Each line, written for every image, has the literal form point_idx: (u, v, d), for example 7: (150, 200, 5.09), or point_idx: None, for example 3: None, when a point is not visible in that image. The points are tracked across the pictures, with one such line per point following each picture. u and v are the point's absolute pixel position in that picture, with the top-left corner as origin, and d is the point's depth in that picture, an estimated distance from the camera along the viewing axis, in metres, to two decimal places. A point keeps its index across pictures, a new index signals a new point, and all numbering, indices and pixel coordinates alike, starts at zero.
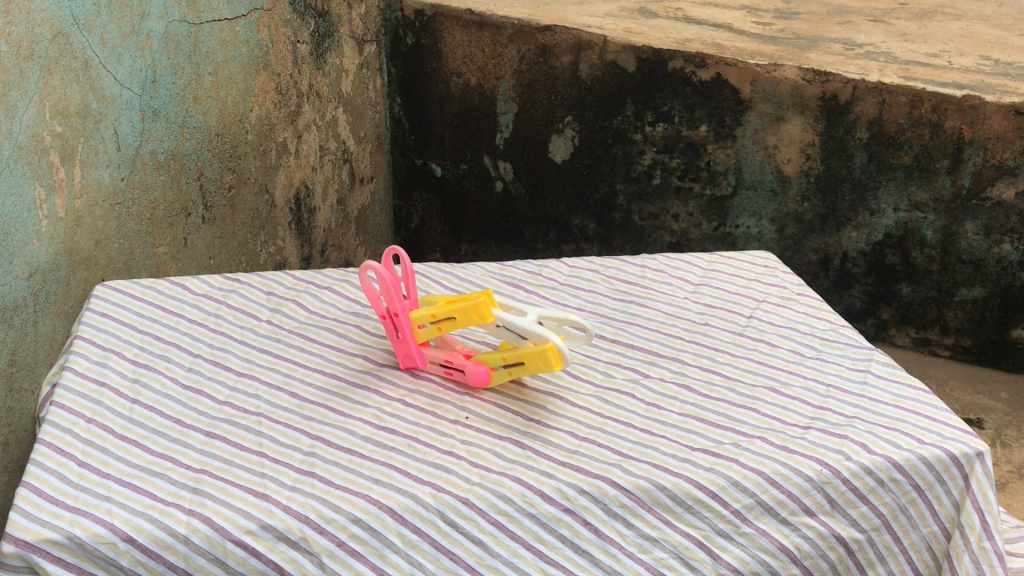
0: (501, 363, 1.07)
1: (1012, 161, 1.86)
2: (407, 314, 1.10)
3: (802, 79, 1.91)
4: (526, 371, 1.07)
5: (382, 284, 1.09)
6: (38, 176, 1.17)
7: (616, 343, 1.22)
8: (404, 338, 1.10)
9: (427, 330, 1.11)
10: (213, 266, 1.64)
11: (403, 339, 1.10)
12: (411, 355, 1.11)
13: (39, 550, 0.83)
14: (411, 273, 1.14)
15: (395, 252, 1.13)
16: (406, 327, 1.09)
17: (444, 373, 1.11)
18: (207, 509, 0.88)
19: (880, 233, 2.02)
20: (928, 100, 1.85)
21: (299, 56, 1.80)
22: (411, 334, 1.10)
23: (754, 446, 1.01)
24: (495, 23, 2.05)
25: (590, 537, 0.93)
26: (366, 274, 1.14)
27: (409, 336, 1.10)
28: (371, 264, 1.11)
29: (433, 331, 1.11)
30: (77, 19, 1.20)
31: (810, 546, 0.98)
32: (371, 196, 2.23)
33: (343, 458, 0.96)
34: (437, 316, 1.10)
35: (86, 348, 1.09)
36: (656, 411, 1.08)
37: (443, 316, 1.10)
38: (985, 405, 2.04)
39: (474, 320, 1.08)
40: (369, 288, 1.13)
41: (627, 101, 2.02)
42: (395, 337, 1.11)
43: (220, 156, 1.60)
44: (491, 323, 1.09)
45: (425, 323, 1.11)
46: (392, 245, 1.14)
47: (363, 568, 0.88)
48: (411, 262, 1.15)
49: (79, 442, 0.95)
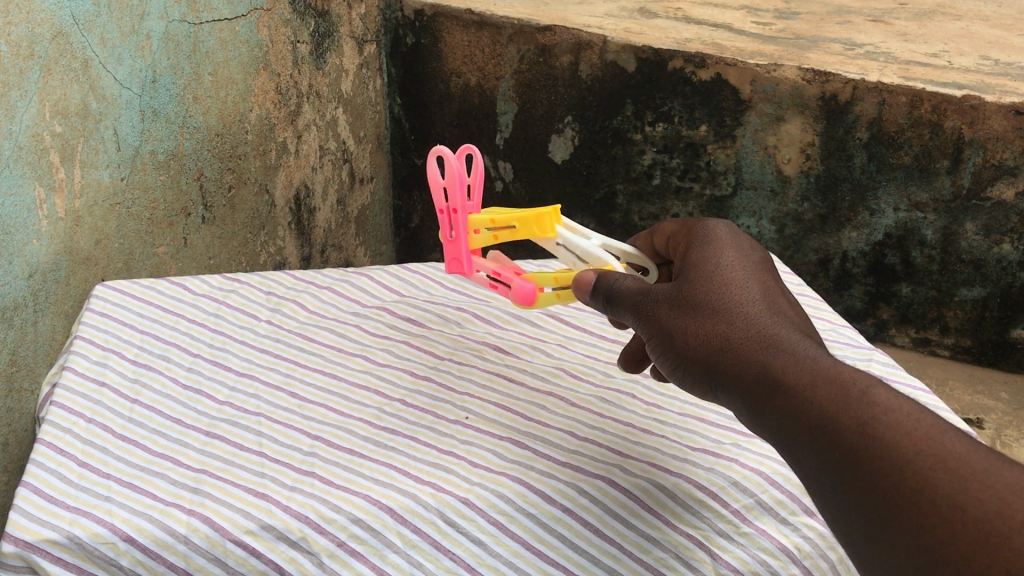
0: (551, 285, 1.04)
1: (1012, 161, 1.85)
2: (466, 216, 1.10)
3: (802, 79, 1.90)
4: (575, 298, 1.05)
5: (450, 178, 1.07)
6: (38, 176, 1.17)
7: (617, 343, 1.27)
8: (457, 239, 1.12)
9: (482, 237, 1.10)
10: (213, 266, 1.64)
11: (456, 240, 1.12)
12: (459, 261, 1.13)
13: (39, 550, 0.83)
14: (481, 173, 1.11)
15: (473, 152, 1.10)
16: (461, 228, 1.10)
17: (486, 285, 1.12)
18: (207, 509, 0.88)
19: (880, 233, 2.02)
20: (928, 100, 1.84)
21: (299, 56, 1.80)
22: (463, 237, 1.11)
23: (754, 446, 1.03)
24: (496, 22, 2.04)
25: (591, 538, 0.93)
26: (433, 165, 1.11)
27: (461, 239, 1.11)
28: (442, 153, 1.06)
29: (487, 239, 1.09)
30: (77, 19, 1.20)
31: (810, 546, 0.96)
32: (371, 196, 2.24)
33: (343, 458, 0.96)
34: (496, 223, 1.07)
35: (86, 348, 1.08)
36: (657, 411, 1.10)
37: (502, 224, 1.06)
38: (986, 405, 2.05)
39: (536, 232, 1.03)
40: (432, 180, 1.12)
41: (627, 101, 2.02)
42: (449, 236, 1.13)
43: (220, 156, 1.60)
44: (552, 238, 1.03)
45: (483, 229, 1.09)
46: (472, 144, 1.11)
47: (363, 568, 0.88)
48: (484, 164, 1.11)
49: (79, 442, 0.95)
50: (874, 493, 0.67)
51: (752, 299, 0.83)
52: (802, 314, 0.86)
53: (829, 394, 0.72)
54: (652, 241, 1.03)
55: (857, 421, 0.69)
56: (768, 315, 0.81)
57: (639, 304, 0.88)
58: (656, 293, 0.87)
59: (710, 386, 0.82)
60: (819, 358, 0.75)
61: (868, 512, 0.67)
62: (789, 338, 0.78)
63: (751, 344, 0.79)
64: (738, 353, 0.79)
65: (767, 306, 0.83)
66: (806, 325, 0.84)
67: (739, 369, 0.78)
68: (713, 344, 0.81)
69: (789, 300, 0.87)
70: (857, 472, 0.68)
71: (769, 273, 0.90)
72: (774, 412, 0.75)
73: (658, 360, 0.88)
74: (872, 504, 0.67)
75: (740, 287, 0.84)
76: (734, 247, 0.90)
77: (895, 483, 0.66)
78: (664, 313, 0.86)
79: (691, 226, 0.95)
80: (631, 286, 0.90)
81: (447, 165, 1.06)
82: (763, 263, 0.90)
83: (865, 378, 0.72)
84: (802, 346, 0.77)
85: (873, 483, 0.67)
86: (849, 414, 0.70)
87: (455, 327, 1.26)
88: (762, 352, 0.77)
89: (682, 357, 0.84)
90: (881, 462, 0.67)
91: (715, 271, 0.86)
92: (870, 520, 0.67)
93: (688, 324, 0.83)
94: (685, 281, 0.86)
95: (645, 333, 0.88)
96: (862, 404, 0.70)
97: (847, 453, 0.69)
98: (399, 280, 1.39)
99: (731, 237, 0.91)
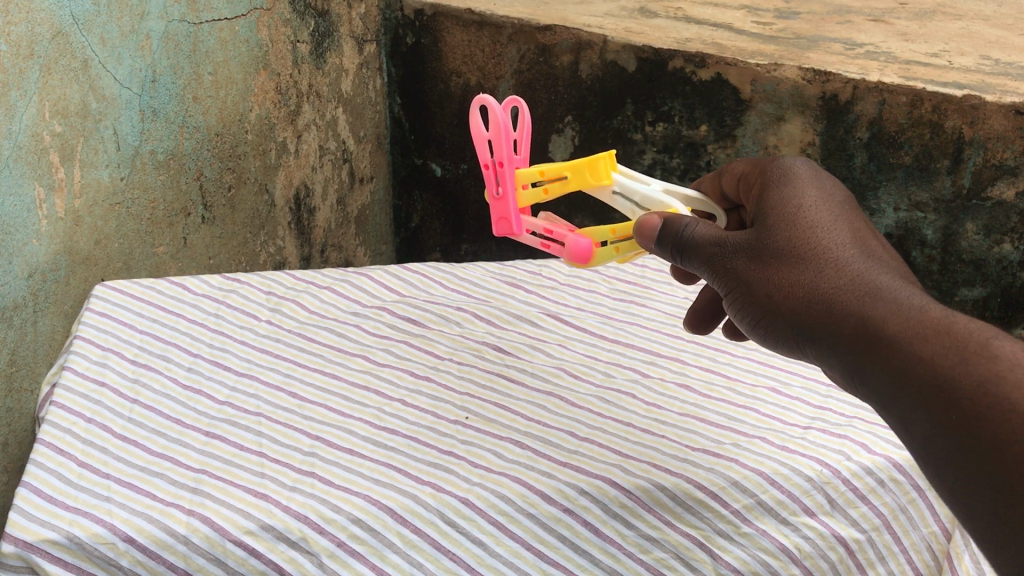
0: (609, 238, 1.07)
1: (1012, 161, 1.84)
2: (512, 170, 1.04)
3: (802, 79, 1.89)
4: (633, 249, 1.07)
5: (496, 129, 1.01)
6: (38, 176, 1.17)
7: (617, 343, 1.27)
8: (504, 196, 1.04)
9: (530, 193, 1.05)
10: (213, 266, 1.64)
11: (502, 198, 1.05)
12: (509, 221, 1.05)
13: (39, 550, 0.83)
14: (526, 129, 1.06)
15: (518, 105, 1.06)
16: (509, 184, 1.04)
17: (538, 244, 1.07)
18: (207, 509, 0.88)
19: (880, 233, 2.02)
20: (928, 100, 1.84)
21: (298, 56, 1.80)
22: (512, 193, 1.04)
23: (754, 446, 1.02)
24: (495, 22, 2.04)
25: (591, 537, 0.92)
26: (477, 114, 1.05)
27: (509, 196, 1.04)
28: (486, 101, 1.01)
29: (537, 195, 1.04)
30: (77, 19, 1.20)
31: (810, 546, 0.96)
32: (371, 195, 2.24)
33: (343, 458, 0.97)
34: (547, 174, 1.03)
35: (86, 347, 1.07)
36: (657, 411, 1.10)
37: (554, 175, 1.02)
38: None
39: (589, 179, 1.02)
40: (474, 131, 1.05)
41: (627, 101, 2.02)
42: (494, 195, 1.05)
43: (220, 156, 1.60)
44: (607, 186, 1.03)
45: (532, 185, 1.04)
46: (517, 97, 1.06)
47: (364, 568, 0.87)
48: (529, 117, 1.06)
49: (79, 442, 0.95)
50: (991, 452, 0.65)
51: (842, 247, 0.83)
52: (901, 267, 0.85)
53: (938, 340, 0.71)
54: (720, 182, 1.05)
55: (974, 376, 0.68)
56: (869, 267, 0.80)
57: (718, 253, 0.87)
58: (743, 244, 0.86)
59: (806, 340, 0.82)
60: (928, 310, 0.74)
61: (981, 471, 0.66)
62: (888, 286, 0.78)
63: (852, 296, 0.78)
64: (838, 307, 0.78)
65: (868, 259, 0.82)
66: (908, 279, 0.82)
67: (839, 323, 0.78)
68: (809, 298, 0.81)
69: (887, 252, 0.86)
70: (972, 428, 0.67)
71: (863, 224, 0.88)
72: (878, 366, 0.74)
73: (739, 310, 0.88)
74: (987, 465, 0.66)
75: (835, 239, 0.84)
76: (827, 198, 0.89)
77: (1016, 440, 0.64)
78: (753, 264, 0.85)
79: (767, 168, 0.95)
80: (703, 233, 0.88)
81: (493, 113, 1.01)
82: (857, 215, 0.89)
83: (982, 331, 0.71)
84: (909, 299, 0.76)
85: (990, 441, 0.66)
86: (965, 369, 0.69)
87: (455, 327, 1.26)
88: (864, 304, 0.77)
89: (776, 310, 0.83)
90: (1001, 419, 0.65)
91: (809, 222, 0.85)
92: (984, 481, 0.66)
93: (782, 277, 0.83)
94: (776, 233, 0.85)
95: (728, 285, 0.87)
96: (979, 359, 0.69)
97: (962, 408, 0.68)
98: (399, 280, 1.39)
99: (822, 187, 0.90)
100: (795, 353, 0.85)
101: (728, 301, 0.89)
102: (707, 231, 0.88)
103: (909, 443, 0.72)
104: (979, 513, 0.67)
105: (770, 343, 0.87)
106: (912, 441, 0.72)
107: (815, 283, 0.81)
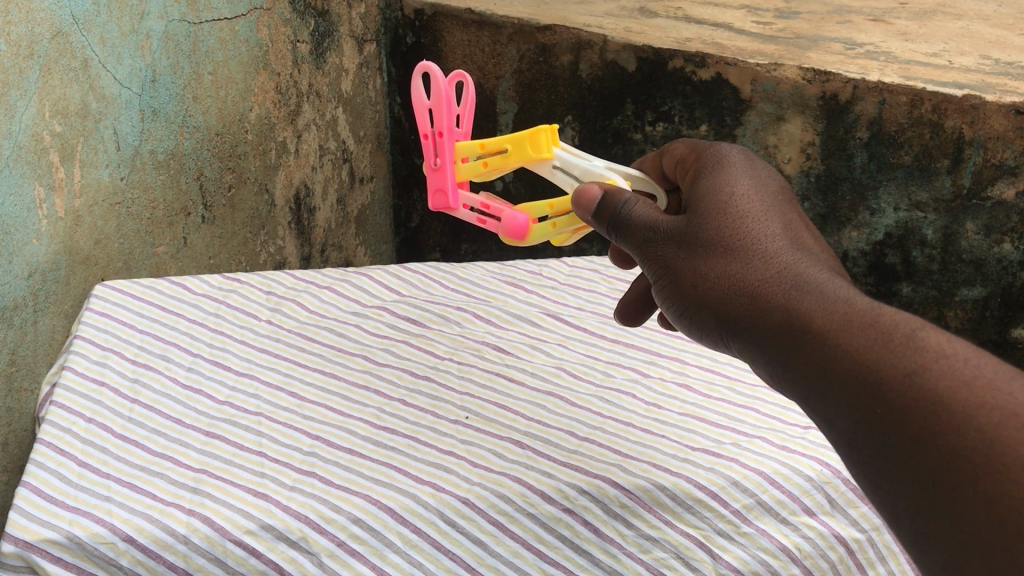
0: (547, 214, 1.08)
1: (1012, 161, 1.84)
2: (452, 142, 1.07)
3: (802, 79, 1.89)
4: (571, 224, 1.08)
5: (437, 98, 1.04)
6: (38, 176, 1.17)
7: (617, 343, 1.27)
8: (442, 167, 1.07)
9: (470, 166, 1.07)
10: (213, 266, 1.63)
11: (440, 169, 1.08)
12: (444, 193, 1.08)
13: (39, 550, 0.83)
14: (470, 103, 1.08)
15: (462, 78, 1.08)
16: (447, 154, 1.07)
17: (475, 219, 1.10)
18: (207, 508, 0.88)
19: (880, 233, 2.02)
20: (928, 100, 1.83)
21: (299, 56, 1.80)
22: (450, 164, 1.07)
23: (754, 446, 1.02)
24: (495, 22, 2.04)
25: (591, 537, 0.92)
26: (420, 85, 1.07)
27: (447, 167, 1.07)
28: (429, 69, 1.04)
29: (477, 167, 1.06)
30: (76, 18, 1.20)
31: (809, 546, 0.97)
32: (371, 195, 2.23)
33: (343, 458, 0.97)
34: (486, 147, 1.04)
35: (86, 347, 1.07)
36: (657, 411, 1.10)
37: (493, 148, 1.04)
38: None
39: (529, 151, 1.02)
40: (416, 101, 1.08)
41: (627, 101, 2.03)
42: (432, 165, 1.08)
43: (220, 156, 1.60)
44: (547, 160, 1.03)
45: (470, 158, 1.06)
46: (462, 71, 1.09)
47: (363, 568, 0.87)
48: (473, 93, 1.09)
49: (79, 442, 0.95)
50: (916, 447, 0.60)
51: (772, 239, 0.79)
52: (834, 262, 0.81)
53: (862, 334, 0.66)
54: (662, 162, 1.01)
55: (898, 367, 0.63)
56: (798, 259, 0.77)
57: (650, 240, 0.85)
58: (675, 229, 0.83)
59: (732, 335, 0.78)
60: (856, 303, 0.69)
61: (904, 470, 0.61)
62: (816, 278, 0.74)
63: (778, 290, 0.74)
64: (764, 299, 0.75)
65: (799, 253, 0.78)
66: (840, 272, 0.78)
67: (764, 315, 0.74)
68: (735, 290, 0.77)
69: (821, 246, 0.82)
70: (895, 422, 0.62)
71: (797, 215, 0.85)
72: (802, 358, 0.70)
73: (671, 304, 0.84)
74: (910, 462, 0.61)
75: (766, 230, 0.80)
76: (761, 186, 0.85)
77: (942, 435, 0.59)
78: (683, 253, 0.82)
79: (705, 152, 0.92)
80: (640, 215, 0.87)
81: (434, 82, 1.03)
82: (792, 207, 0.85)
83: (909, 322, 0.66)
84: (836, 292, 0.71)
85: (916, 434, 0.61)
86: (889, 360, 0.64)
87: (454, 326, 1.26)
88: (791, 297, 0.73)
89: (704, 302, 0.80)
90: (925, 414, 0.60)
91: (740, 211, 0.81)
92: (909, 480, 0.61)
93: (709, 267, 0.80)
94: (705, 221, 0.82)
95: (659, 273, 0.84)
96: (905, 352, 0.64)
97: (886, 402, 0.63)
98: (399, 279, 1.39)
99: (757, 175, 0.87)
100: (724, 348, 0.81)
101: (661, 290, 0.86)
102: (644, 211, 0.86)
103: (831, 440, 0.67)
104: (904, 514, 0.62)
105: (700, 336, 0.83)
106: (836, 440, 0.67)
107: (744, 276, 0.77)
